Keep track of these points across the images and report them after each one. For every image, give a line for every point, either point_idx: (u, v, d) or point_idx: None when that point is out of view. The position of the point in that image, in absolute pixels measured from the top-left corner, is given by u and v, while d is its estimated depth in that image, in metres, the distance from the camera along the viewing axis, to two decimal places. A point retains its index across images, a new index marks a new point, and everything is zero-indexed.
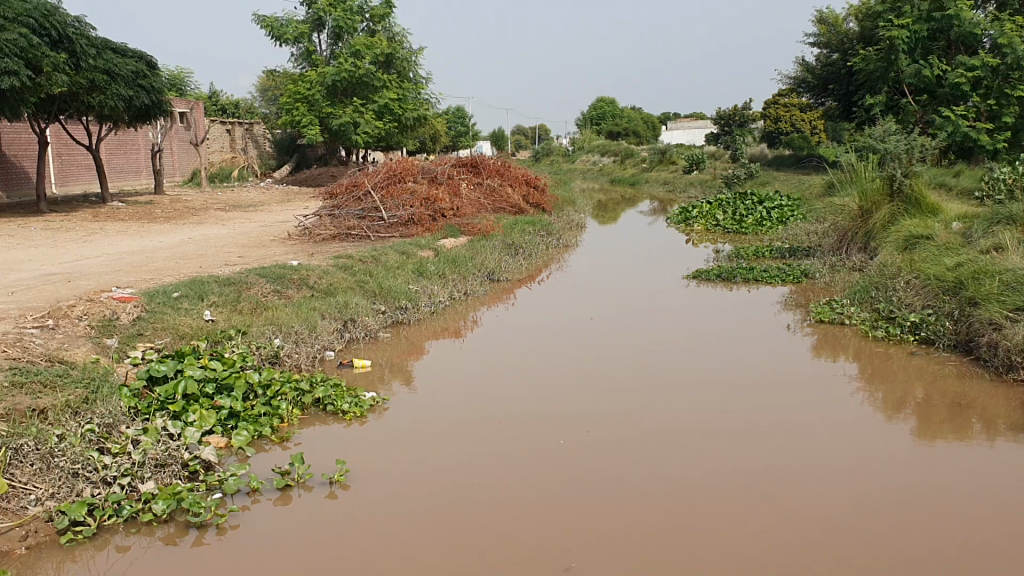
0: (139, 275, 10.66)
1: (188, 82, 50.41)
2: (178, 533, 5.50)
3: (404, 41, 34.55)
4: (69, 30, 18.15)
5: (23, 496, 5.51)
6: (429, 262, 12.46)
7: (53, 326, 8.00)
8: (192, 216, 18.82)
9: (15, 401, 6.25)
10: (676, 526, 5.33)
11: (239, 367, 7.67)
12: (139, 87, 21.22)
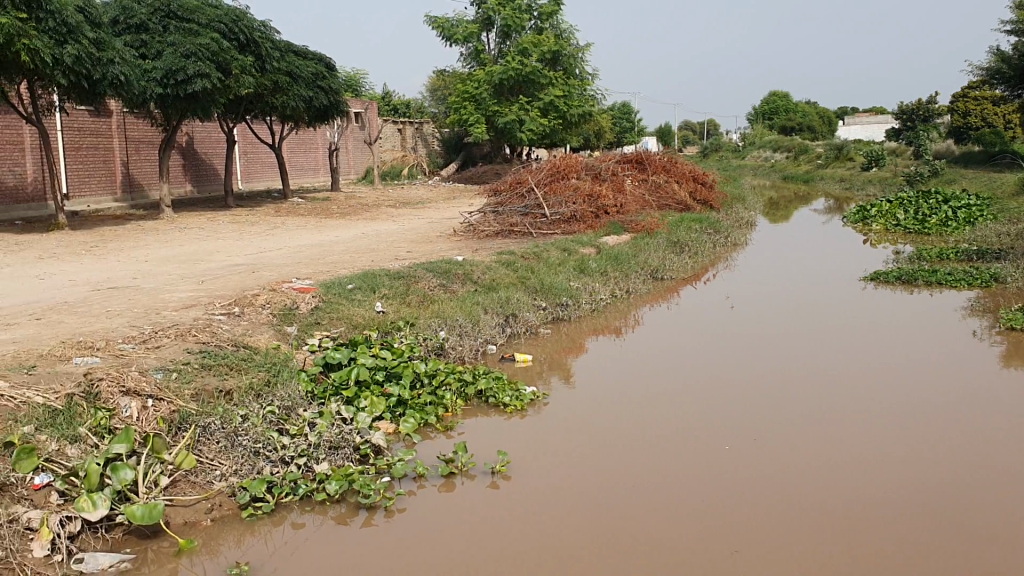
0: (316, 267, 11.17)
1: (363, 83, 52.53)
2: (349, 513, 5.72)
3: (571, 38, 34.63)
4: (256, 35, 19.25)
5: (209, 472, 5.85)
6: (592, 259, 12.44)
7: (238, 313, 8.49)
8: (365, 212, 19.59)
9: (205, 381, 6.67)
10: (845, 537, 5.09)
11: (406, 358, 7.91)
12: (319, 89, 22.24)
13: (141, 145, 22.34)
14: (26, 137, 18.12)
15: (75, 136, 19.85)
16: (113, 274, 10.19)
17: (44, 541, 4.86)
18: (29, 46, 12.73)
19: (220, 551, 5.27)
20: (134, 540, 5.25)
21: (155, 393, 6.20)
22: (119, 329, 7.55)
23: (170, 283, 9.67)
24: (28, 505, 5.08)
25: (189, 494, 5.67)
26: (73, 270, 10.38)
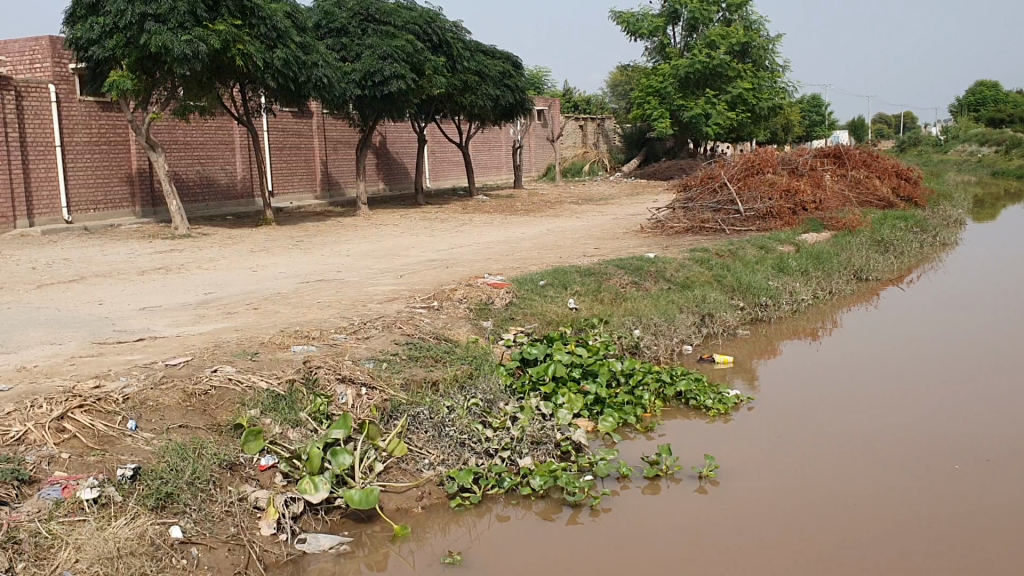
0: (508, 263, 11.27)
1: (546, 79, 53.07)
2: (554, 509, 5.66)
3: (761, 29, 33.56)
4: (447, 36, 19.74)
5: (418, 460, 5.92)
6: (791, 258, 11.93)
7: (438, 306, 8.64)
8: (549, 208, 19.65)
9: (412, 372, 6.78)
10: None
11: (602, 355, 7.78)
12: (506, 87, 22.55)
13: (338, 145, 23.38)
14: (235, 138, 19.28)
15: (279, 136, 20.99)
16: (321, 267, 10.65)
17: (271, 520, 4.96)
18: (243, 51, 13.54)
19: (429, 539, 5.27)
20: (350, 523, 5.30)
21: (368, 381, 6.36)
22: (331, 320, 7.82)
23: (373, 277, 10.00)
24: (255, 484, 5.23)
25: (401, 481, 5.73)
26: (284, 263, 10.92)
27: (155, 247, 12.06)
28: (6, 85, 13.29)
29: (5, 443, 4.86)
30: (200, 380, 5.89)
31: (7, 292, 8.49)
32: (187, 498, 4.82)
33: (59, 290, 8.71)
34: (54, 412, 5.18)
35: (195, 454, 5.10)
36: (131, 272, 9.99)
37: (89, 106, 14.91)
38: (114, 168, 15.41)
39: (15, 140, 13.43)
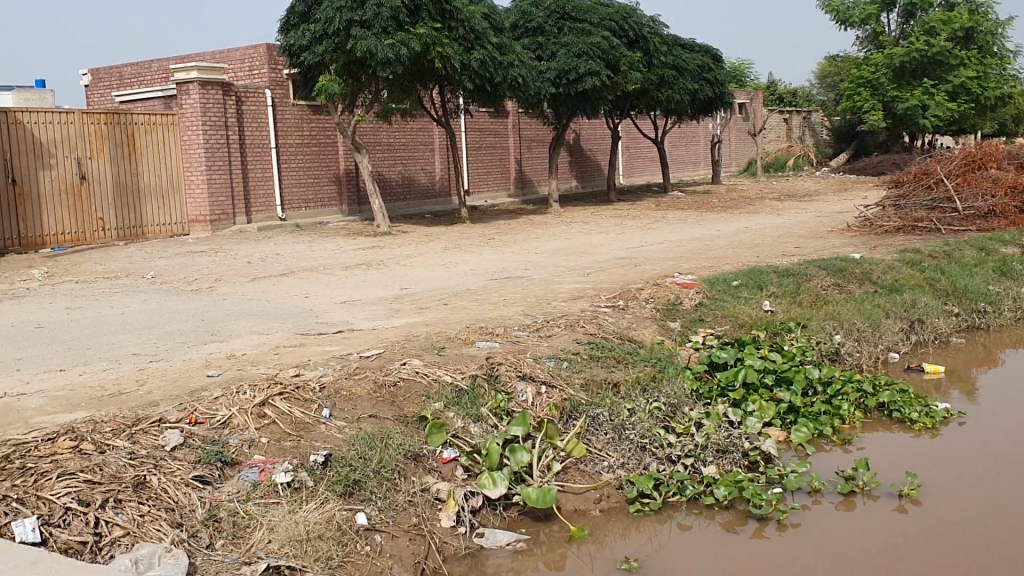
0: (701, 262, 10.96)
1: (748, 72, 51.64)
2: (738, 521, 5.41)
3: (988, 13, 31.00)
4: (644, 31, 19.54)
5: (597, 462, 5.83)
6: (1016, 260, 10.90)
7: (624, 306, 8.52)
8: (747, 205, 18.99)
9: (594, 372, 6.72)
10: None
11: (797, 362, 7.40)
12: (705, 81, 22.01)
13: (533, 143, 23.68)
14: (435, 138, 19.92)
15: (476, 136, 21.51)
16: (511, 264, 10.77)
17: (450, 512, 4.93)
18: (442, 54, 13.92)
19: (607, 543, 5.13)
20: (527, 522, 5.23)
21: (547, 380, 6.36)
22: (516, 318, 7.87)
23: (561, 275, 10.00)
24: (437, 476, 5.23)
25: (579, 482, 5.65)
26: (476, 260, 11.14)
27: (357, 243, 12.62)
28: (228, 91, 14.32)
29: (211, 425, 4.88)
30: (389, 371, 6.00)
31: (224, 284, 9.08)
32: (372, 486, 4.80)
33: (270, 284, 9.22)
34: (257, 399, 5.24)
35: (382, 443, 5.12)
36: (335, 267, 10.48)
37: (301, 111, 15.82)
38: (323, 168, 16.29)
39: (235, 143, 14.45)
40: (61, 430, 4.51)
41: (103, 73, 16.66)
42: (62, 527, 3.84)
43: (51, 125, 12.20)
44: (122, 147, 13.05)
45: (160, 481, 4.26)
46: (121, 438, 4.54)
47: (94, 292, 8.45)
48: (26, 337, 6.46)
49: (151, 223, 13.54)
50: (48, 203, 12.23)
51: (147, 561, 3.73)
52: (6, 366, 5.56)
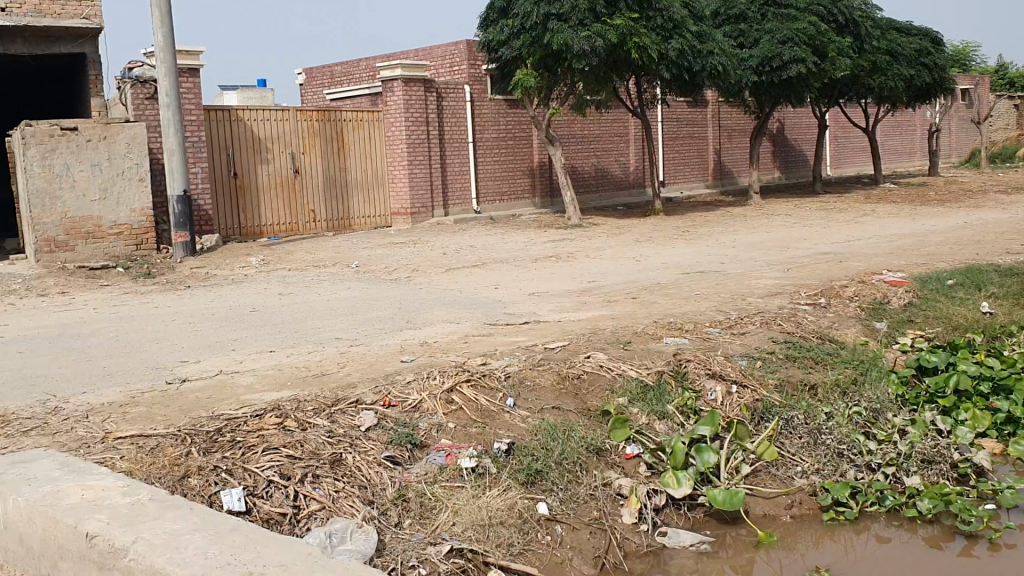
0: (913, 258, 10.27)
1: (973, 54, 48.02)
2: (944, 537, 5.02)
3: None
4: (856, 14, 18.39)
5: (790, 467, 5.55)
6: None
7: (825, 304, 8.12)
8: (968, 198, 17.64)
9: (789, 372, 6.42)
10: None
11: (1022, 369, 6.76)
12: (922, 66, 20.62)
13: (733, 133, 23.04)
14: (631, 129, 19.79)
15: (673, 127, 21.20)
16: (705, 258, 10.53)
17: (632, 508, 4.74)
18: (640, 44, 13.69)
19: (799, 550, 4.84)
20: (714, 523, 4.98)
21: (739, 379, 6.15)
22: (707, 314, 7.68)
23: (757, 270, 9.67)
24: (620, 471, 5.09)
25: (770, 487, 5.40)
26: (669, 253, 10.96)
27: (550, 235, 12.73)
28: (430, 87, 14.81)
29: (403, 409, 4.95)
30: (574, 363, 5.99)
31: (420, 274, 9.40)
32: (554, 477, 4.71)
33: (464, 275, 9.46)
34: (446, 384, 5.28)
35: (565, 435, 5.03)
36: (527, 259, 10.62)
37: (498, 104, 16.13)
38: (518, 161, 16.57)
39: (435, 138, 14.95)
40: (268, 407, 4.69)
41: (317, 72, 17.68)
42: (265, 498, 3.84)
43: (269, 122, 13.06)
44: (332, 143, 13.79)
45: (355, 459, 4.28)
46: (321, 416, 4.67)
47: (303, 280, 8.97)
48: (241, 319, 6.94)
49: (357, 215, 14.27)
50: (266, 195, 13.14)
51: (341, 534, 3.66)
52: (224, 346, 5.98)
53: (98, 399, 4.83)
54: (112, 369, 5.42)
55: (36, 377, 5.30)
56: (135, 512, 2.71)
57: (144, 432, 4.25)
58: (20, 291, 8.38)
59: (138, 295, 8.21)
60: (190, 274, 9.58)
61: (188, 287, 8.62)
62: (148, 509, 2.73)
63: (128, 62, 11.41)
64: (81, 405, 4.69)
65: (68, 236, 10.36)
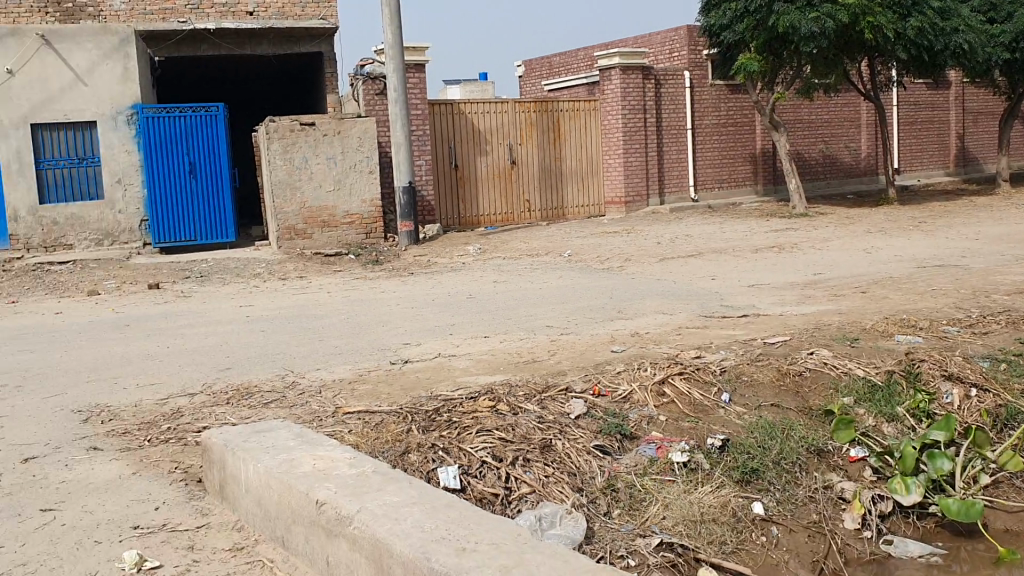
0: None
1: None
2: None
3: None
4: None
5: None
6: None
7: None
8: None
9: None
10: None
11: None
12: None
13: (979, 116, 21.24)
14: (863, 113, 18.69)
15: (909, 110, 19.82)
16: (944, 251, 9.76)
17: (854, 513, 4.27)
18: (874, 23, 12.92)
19: None
20: (947, 534, 4.35)
21: (980, 382, 5.54)
22: (945, 310, 7.10)
23: (1004, 265, 8.84)
24: (842, 475, 4.56)
25: (1014, 501, 4.73)
26: (903, 246, 10.26)
27: (771, 225, 12.26)
28: (647, 75, 14.65)
29: (613, 399, 4.62)
30: (795, 360, 5.32)
31: (635, 264, 9.30)
32: (771, 477, 4.32)
33: (679, 264, 9.25)
34: (657, 376, 4.85)
35: (783, 434, 4.57)
36: (746, 250, 10.28)
37: (719, 90, 15.68)
38: (738, 149, 16.08)
39: (652, 126, 14.79)
40: (482, 390, 4.65)
41: (536, 64, 17.96)
42: (478, 478, 3.85)
43: (489, 114, 13.42)
44: (548, 133, 13.97)
45: (564, 446, 4.12)
46: (532, 402, 4.49)
47: (518, 268, 9.14)
48: (458, 305, 7.15)
49: (572, 205, 14.40)
50: (484, 186, 13.54)
51: (550, 518, 3.62)
52: (443, 330, 6.18)
53: (330, 375, 5.16)
54: (341, 349, 5.76)
55: (276, 353, 5.74)
56: (360, 483, 2.84)
57: (370, 408, 4.49)
58: (263, 274, 9.10)
59: (367, 280, 8.69)
60: (414, 262, 10.02)
61: (411, 274, 9.02)
62: (371, 480, 2.86)
63: (360, 60, 12.05)
64: (315, 380, 5.05)
65: (306, 224, 11.15)
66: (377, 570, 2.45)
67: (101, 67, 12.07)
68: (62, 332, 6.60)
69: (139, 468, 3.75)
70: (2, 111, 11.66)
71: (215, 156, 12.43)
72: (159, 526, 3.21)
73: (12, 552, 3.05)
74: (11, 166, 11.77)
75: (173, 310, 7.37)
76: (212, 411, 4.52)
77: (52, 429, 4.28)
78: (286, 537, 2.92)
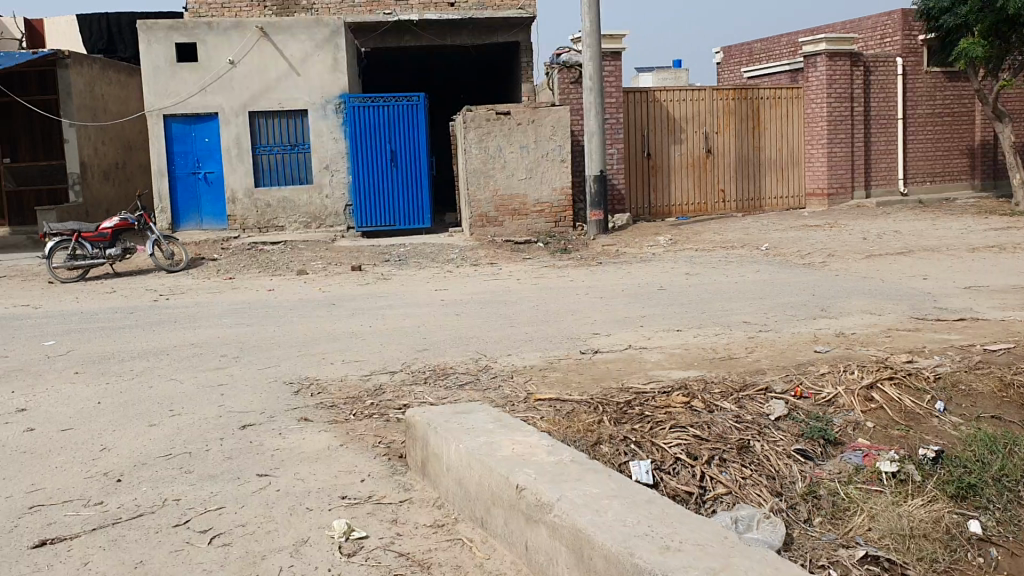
0: None
1: None
2: None
3: None
4: None
5: None
6: None
7: None
8: None
9: None
10: None
11: None
12: None
13: None
14: None
15: None
16: None
17: None
18: None
19: None
20: None
21: None
22: None
23: None
24: None
25: None
26: None
27: (989, 223, 11.36)
28: (857, 61, 13.91)
29: (816, 402, 4.40)
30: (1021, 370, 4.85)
31: (838, 260, 8.83)
32: (991, 495, 3.91)
33: (888, 262, 8.69)
34: (865, 379, 4.60)
35: (1006, 449, 4.15)
36: (961, 248, 9.57)
37: (936, 77, 14.62)
38: (955, 140, 14.98)
39: (860, 115, 14.03)
40: (676, 384, 4.55)
41: (735, 51, 17.44)
42: (672, 475, 3.74)
43: (685, 103, 13.17)
44: (747, 122, 13.54)
45: (763, 448, 3.97)
46: (728, 400, 4.36)
47: (712, 261, 8.90)
48: (650, 297, 7.05)
49: (770, 196, 13.92)
50: (677, 175, 13.34)
51: (748, 521, 3.45)
52: (633, 322, 6.11)
53: (521, 361, 5.21)
54: (532, 336, 5.81)
55: (469, 337, 5.87)
56: (560, 470, 2.82)
57: (561, 396, 4.46)
58: (457, 260, 9.33)
59: (557, 269, 8.72)
60: (603, 252, 9.97)
61: (601, 264, 8.98)
62: (570, 469, 2.83)
63: (556, 49, 12.09)
64: (508, 365, 5.12)
65: (497, 212, 11.37)
66: (578, 560, 2.42)
67: (313, 58, 12.75)
68: (275, 308, 7.02)
69: (345, 441, 3.93)
70: (226, 100, 12.60)
71: (416, 144, 12.71)
72: (365, 499, 3.35)
73: (233, 513, 3.25)
74: (231, 151, 12.69)
75: (374, 291, 7.68)
76: (411, 389, 4.67)
77: (267, 399, 4.56)
78: (486, 518, 2.96)
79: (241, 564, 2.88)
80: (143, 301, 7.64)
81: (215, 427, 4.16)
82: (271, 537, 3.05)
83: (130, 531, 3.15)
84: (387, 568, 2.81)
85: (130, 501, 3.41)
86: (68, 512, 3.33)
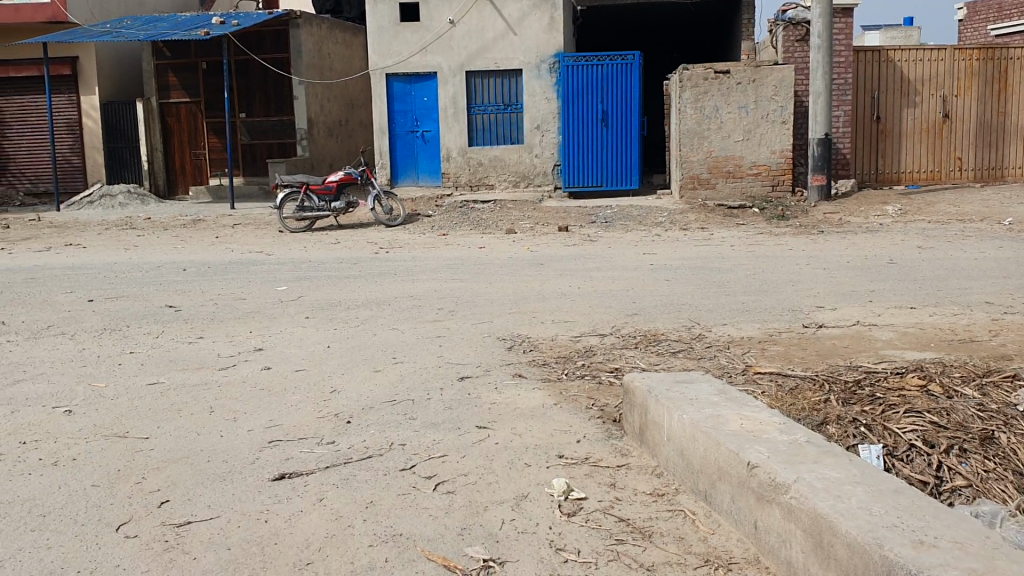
0: None
1: None
2: None
3: None
4: None
5: None
6: None
7: None
8: None
9: None
10: None
11: None
12: None
13: None
14: None
15: None
16: None
17: None
18: None
19: None
20: None
21: None
22: None
23: None
24: None
25: None
26: None
27: None
28: None
29: None
30: None
31: None
32: None
33: None
34: None
35: None
36: None
37: None
38: None
39: None
40: (909, 366, 4.28)
41: (980, 6, 16.02)
42: (905, 462, 3.49)
43: (923, 62, 12.24)
44: (993, 84, 12.44)
45: (1010, 440, 3.53)
46: (970, 388, 4.03)
47: (946, 234, 8.29)
48: (878, 270, 6.65)
49: (1014, 164, 12.76)
50: (909, 140, 12.48)
51: (989, 518, 3.11)
52: (860, 296, 5.78)
53: (737, 331, 5.05)
54: (749, 306, 5.62)
55: (680, 303, 5.75)
56: (795, 451, 2.69)
57: (782, 371, 4.29)
58: (665, 223, 9.19)
59: (773, 236, 8.39)
60: (823, 219, 9.51)
61: (822, 233, 8.56)
62: (807, 451, 2.68)
63: (782, 6, 11.53)
64: (723, 335, 4.97)
65: (710, 174, 11.10)
66: (816, 547, 2.30)
67: (530, 16, 12.81)
68: (487, 265, 7.17)
69: (559, 400, 3.94)
70: (445, 59, 12.93)
71: (629, 104, 12.47)
72: (583, 459, 3.35)
73: (455, 462, 3.34)
74: (448, 110, 13.01)
75: (582, 252, 7.67)
76: (622, 353, 4.64)
77: (483, 352, 4.67)
78: (710, 492, 2.89)
79: (465, 513, 2.95)
80: (365, 253, 8.00)
81: (434, 377, 4.30)
82: (494, 489, 3.12)
83: (361, 471, 3.30)
84: (608, 532, 2.81)
85: (359, 443, 3.57)
86: (304, 449, 3.53)
